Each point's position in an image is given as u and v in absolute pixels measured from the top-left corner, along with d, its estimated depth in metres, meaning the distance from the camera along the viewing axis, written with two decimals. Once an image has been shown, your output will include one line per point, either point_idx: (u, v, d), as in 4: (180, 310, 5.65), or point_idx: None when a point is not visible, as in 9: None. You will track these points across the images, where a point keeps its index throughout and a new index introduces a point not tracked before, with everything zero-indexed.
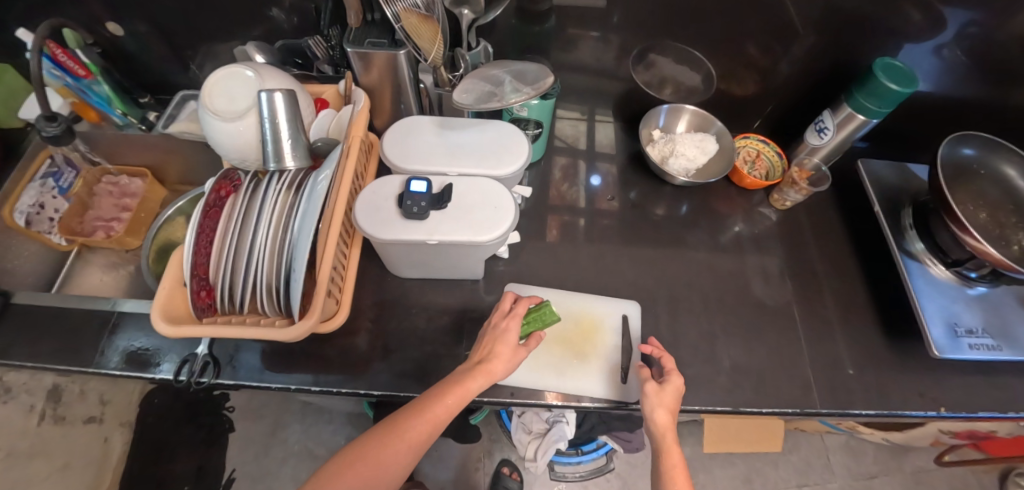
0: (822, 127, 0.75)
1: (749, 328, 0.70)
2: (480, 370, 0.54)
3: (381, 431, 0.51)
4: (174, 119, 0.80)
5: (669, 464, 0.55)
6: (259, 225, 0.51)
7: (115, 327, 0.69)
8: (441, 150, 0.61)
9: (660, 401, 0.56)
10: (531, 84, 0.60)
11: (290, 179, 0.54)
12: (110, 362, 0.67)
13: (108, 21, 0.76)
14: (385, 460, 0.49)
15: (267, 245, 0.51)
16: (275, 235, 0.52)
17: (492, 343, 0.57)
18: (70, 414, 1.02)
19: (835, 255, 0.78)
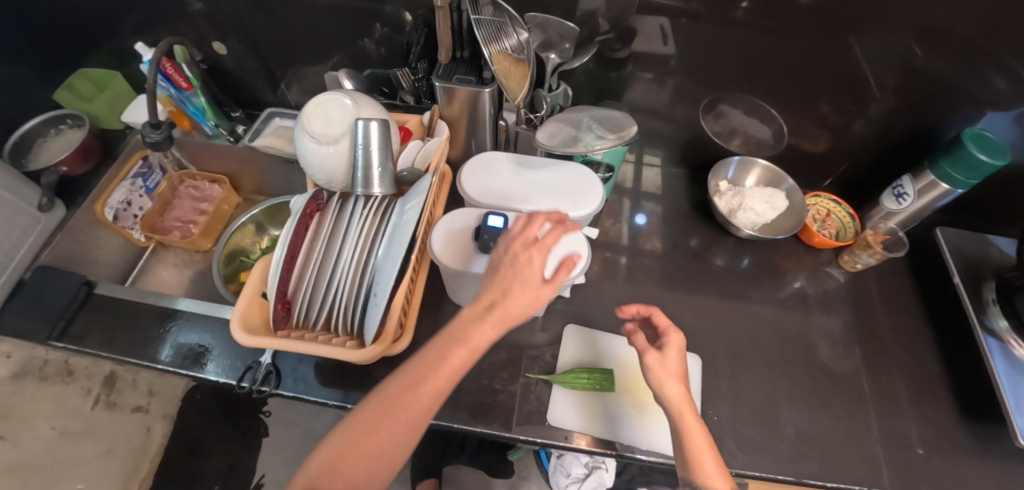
0: (901, 193, 0.72)
1: (814, 394, 0.67)
2: (492, 320, 0.47)
3: (390, 396, 0.48)
4: (259, 133, 0.85)
5: (691, 445, 0.51)
6: (345, 247, 0.53)
7: (179, 325, 0.72)
8: (517, 187, 0.63)
9: (668, 370, 0.54)
10: (616, 131, 0.61)
11: (376, 204, 0.56)
12: (164, 359, 0.69)
13: (213, 40, 0.82)
14: (387, 435, 0.47)
15: (351, 266, 0.53)
16: (359, 260, 0.53)
17: (508, 283, 0.48)
18: (121, 401, 1.04)
19: (906, 326, 0.74)
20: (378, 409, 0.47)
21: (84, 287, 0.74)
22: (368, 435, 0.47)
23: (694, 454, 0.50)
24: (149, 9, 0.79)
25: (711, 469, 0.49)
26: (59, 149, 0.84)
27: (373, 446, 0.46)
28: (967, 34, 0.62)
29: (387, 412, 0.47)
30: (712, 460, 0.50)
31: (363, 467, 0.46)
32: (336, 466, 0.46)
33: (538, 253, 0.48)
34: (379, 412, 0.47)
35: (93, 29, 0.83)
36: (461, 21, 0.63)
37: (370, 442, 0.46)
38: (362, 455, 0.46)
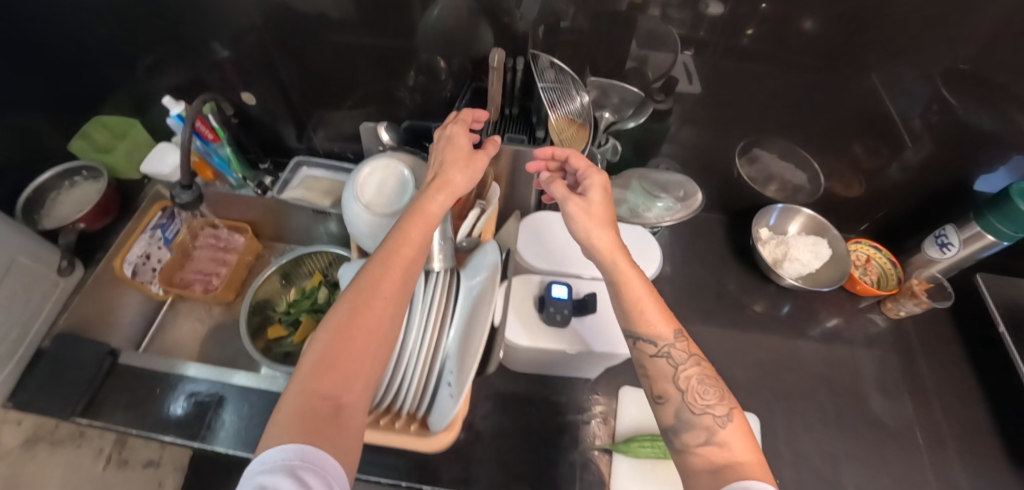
0: (945, 243, 0.72)
1: (870, 450, 0.66)
2: (441, 188, 0.50)
3: (365, 279, 0.45)
4: (288, 184, 0.83)
5: (630, 295, 0.48)
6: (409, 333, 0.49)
7: (189, 393, 0.69)
8: (572, 251, 0.62)
9: (596, 217, 0.51)
10: (662, 196, 0.65)
11: (442, 283, 0.52)
12: (176, 409, 0.67)
13: (242, 90, 0.81)
14: (373, 316, 0.43)
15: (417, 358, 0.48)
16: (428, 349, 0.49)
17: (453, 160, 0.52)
18: (132, 457, 0.96)
19: (953, 373, 0.74)
20: (353, 296, 0.43)
21: (109, 357, 0.70)
22: (353, 322, 0.42)
23: (634, 306, 0.48)
24: (177, 60, 0.77)
25: (651, 314, 0.47)
26: (75, 204, 0.80)
27: (359, 330, 0.42)
28: (1008, 88, 0.64)
29: (363, 294, 0.43)
30: (651, 303, 0.47)
31: (358, 354, 0.41)
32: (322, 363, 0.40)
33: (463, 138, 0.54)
34: (356, 296, 0.43)
35: (116, 77, 0.80)
36: (514, 80, 0.63)
37: (358, 331, 0.42)
38: (351, 345, 0.41)
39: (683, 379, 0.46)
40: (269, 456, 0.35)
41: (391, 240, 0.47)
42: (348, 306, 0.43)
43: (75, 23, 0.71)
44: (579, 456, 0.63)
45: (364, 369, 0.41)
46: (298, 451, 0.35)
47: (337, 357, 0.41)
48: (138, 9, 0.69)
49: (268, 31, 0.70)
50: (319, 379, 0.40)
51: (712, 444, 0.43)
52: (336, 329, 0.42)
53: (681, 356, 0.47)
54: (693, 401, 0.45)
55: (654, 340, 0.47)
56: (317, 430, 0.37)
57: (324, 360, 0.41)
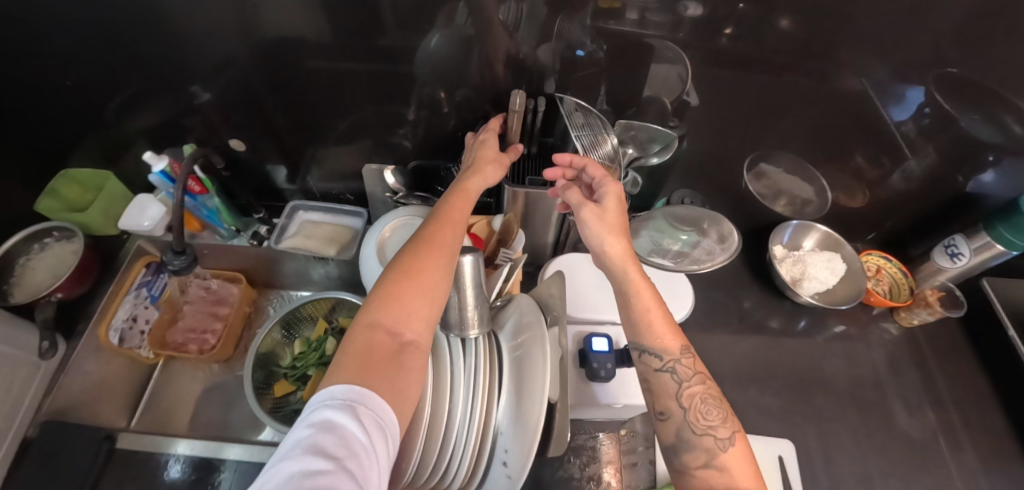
0: (956, 252, 0.74)
1: (900, 465, 0.68)
2: (477, 170, 0.55)
3: (417, 237, 0.48)
4: (285, 231, 0.78)
5: (639, 307, 0.47)
6: (459, 415, 0.46)
7: (181, 471, 0.66)
8: (606, 295, 0.61)
9: (607, 225, 0.50)
10: (694, 233, 0.70)
11: (483, 351, 0.49)
12: (171, 476, 0.65)
13: (229, 135, 0.75)
14: (428, 264, 0.46)
15: (469, 439, 0.46)
16: (479, 433, 0.46)
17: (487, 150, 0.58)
18: None
19: (966, 377, 0.77)
20: (412, 246, 0.47)
21: (106, 442, 0.66)
22: (413, 268, 0.45)
23: (643, 322, 0.47)
24: (158, 107, 0.71)
25: (659, 329, 0.46)
26: (48, 270, 0.72)
27: (417, 274, 0.45)
28: (1009, 101, 0.65)
29: (422, 246, 0.47)
30: (660, 319, 0.46)
31: (415, 297, 0.44)
32: (386, 304, 0.43)
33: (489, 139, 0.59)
34: (414, 248, 0.47)
35: (89, 127, 0.74)
36: (533, 120, 0.61)
37: (418, 276, 0.45)
38: (410, 288, 0.44)
39: (686, 397, 0.44)
40: (336, 389, 0.38)
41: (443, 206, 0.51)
42: (406, 256, 0.46)
43: (43, 73, 0.66)
44: None
45: (421, 310, 0.44)
46: (360, 390, 0.38)
47: (399, 299, 0.43)
48: (116, 57, 0.63)
49: (261, 74, 0.66)
50: (383, 318, 0.42)
51: (712, 468, 0.41)
52: (399, 273, 0.45)
53: (686, 373, 0.45)
54: (695, 420, 0.44)
55: (660, 354, 0.45)
56: (381, 367, 0.40)
57: (385, 300, 0.43)
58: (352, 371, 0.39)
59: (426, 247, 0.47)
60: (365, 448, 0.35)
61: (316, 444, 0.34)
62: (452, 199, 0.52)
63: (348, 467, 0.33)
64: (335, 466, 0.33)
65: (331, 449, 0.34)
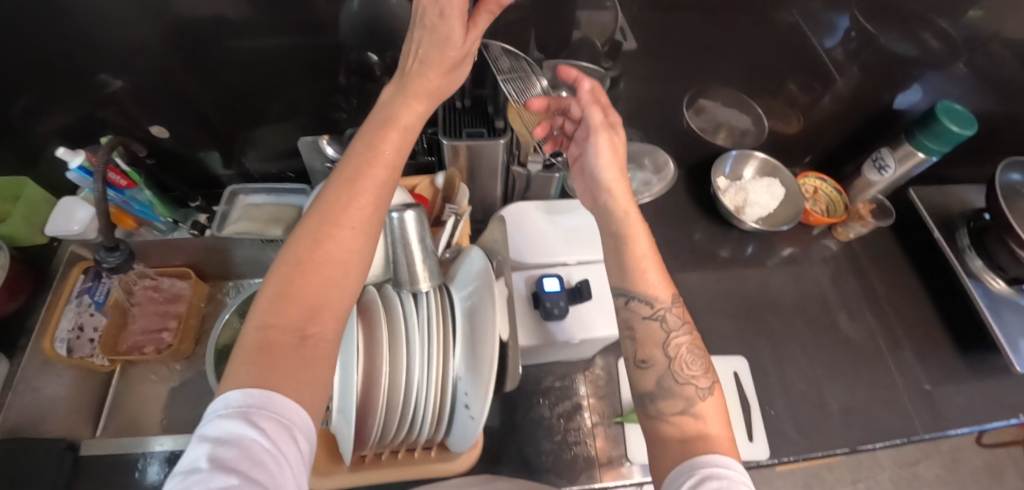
0: (882, 165, 0.79)
1: (845, 366, 0.73)
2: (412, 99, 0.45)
3: (326, 201, 0.41)
4: (225, 218, 0.75)
5: (633, 247, 0.47)
6: (417, 364, 0.47)
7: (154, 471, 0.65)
8: (553, 238, 0.60)
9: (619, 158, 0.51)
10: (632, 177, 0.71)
11: (438, 301, 0.50)
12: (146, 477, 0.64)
13: (150, 124, 0.71)
14: (338, 246, 0.39)
15: (429, 385, 0.47)
16: (438, 378, 0.47)
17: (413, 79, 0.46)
18: None
19: (898, 279, 0.83)
20: (313, 223, 0.39)
21: (70, 452, 0.64)
22: (319, 250, 0.38)
23: (637, 266, 0.46)
24: (64, 102, 0.66)
25: (653, 276, 0.46)
26: None
27: (324, 254, 0.39)
28: (920, 13, 0.68)
29: (330, 224, 0.39)
30: (655, 267, 0.45)
31: (323, 282, 0.38)
32: (287, 300, 0.36)
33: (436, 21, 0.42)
34: (321, 221, 0.40)
35: None
36: None
37: (324, 260, 0.38)
38: (317, 275, 0.38)
39: (673, 347, 0.44)
40: (233, 397, 0.32)
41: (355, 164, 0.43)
42: (308, 235, 0.39)
43: None
44: (594, 437, 0.64)
45: (330, 297, 0.38)
46: (260, 394, 0.32)
47: (302, 295, 0.37)
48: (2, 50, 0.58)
49: (171, 53, 0.61)
50: (282, 318, 0.36)
51: (688, 415, 0.40)
52: (298, 263, 0.38)
53: (674, 321, 0.45)
54: (678, 370, 0.43)
55: (652, 301, 0.45)
56: (287, 370, 0.34)
57: (286, 287, 0.37)
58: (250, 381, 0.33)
59: (332, 226, 0.39)
60: (271, 454, 0.31)
61: (213, 461, 0.29)
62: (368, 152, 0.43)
63: (255, 480, 0.29)
64: (242, 480, 0.29)
65: (231, 464, 0.29)
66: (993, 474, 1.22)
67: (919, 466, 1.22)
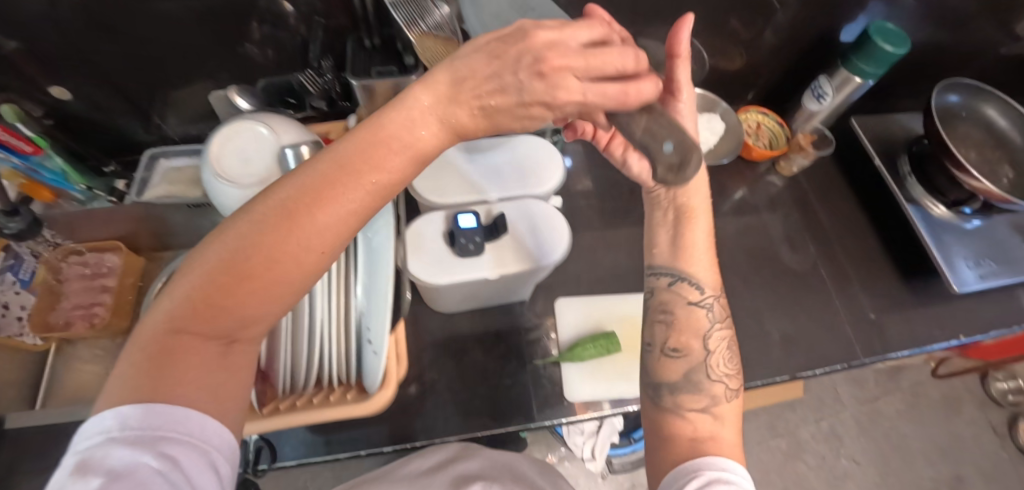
0: (821, 93, 0.77)
1: (788, 298, 0.73)
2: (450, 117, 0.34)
3: (293, 206, 0.31)
4: (146, 184, 0.72)
5: (693, 234, 0.49)
6: (316, 300, 0.45)
7: None
8: (475, 176, 0.58)
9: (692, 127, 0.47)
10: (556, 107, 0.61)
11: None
12: None
13: (50, 85, 0.64)
14: (292, 267, 0.32)
15: (330, 321, 0.45)
16: (339, 314, 0.46)
17: (463, 93, 0.33)
18: None
19: (842, 211, 0.82)
20: (271, 229, 0.31)
21: None
22: (269, 268, 0.31)
23: (690, 248, 0.48)
24: None
25: (701, 263, 0.48)
26: None
27: (272, 273, 0.31)
28: None
29: (281, 237, 0.31)
30: (708, 257, 0.48)
31: (260, 301, 0.32)
32: (208, 304, 0.31)
33: (518, 105, 0.33)
34: (280, 230, 0.31)
35: None
36: (363, 5, 0.58)
37: (273, 279, 0.32)
38: (253, 293, 0.31)
39: (715, 341, 0.47)
40: (128, 413, 0.28)
41: (346, 171, 0.32)
42: (257, 240, 0.31)
43: None
44: (532, 377, 0.63)
45: (267, 311, 0.33)
46: (163, 413, 0.29)
47: (230, 308, 0.31)
48: None
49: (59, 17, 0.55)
50: (196, 325, 0.31)
51: (709, 412, 0.44)
52: (229, 270, 0.31)
53: (717, 314, 0.48)
54: (712, 366, 0.46)
55: (704, 290, 0.47)
56: (188, 379, 0.31)
57: (213, 293, 0.31)
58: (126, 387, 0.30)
59: (286, 239, 0.31)
60: (170, 483, 0.28)
61: None
62: (365, 160, 0.32)
63: None
64: None
65: None
66: (948, 403, 1.26)
67: (878, 401, 1.25)
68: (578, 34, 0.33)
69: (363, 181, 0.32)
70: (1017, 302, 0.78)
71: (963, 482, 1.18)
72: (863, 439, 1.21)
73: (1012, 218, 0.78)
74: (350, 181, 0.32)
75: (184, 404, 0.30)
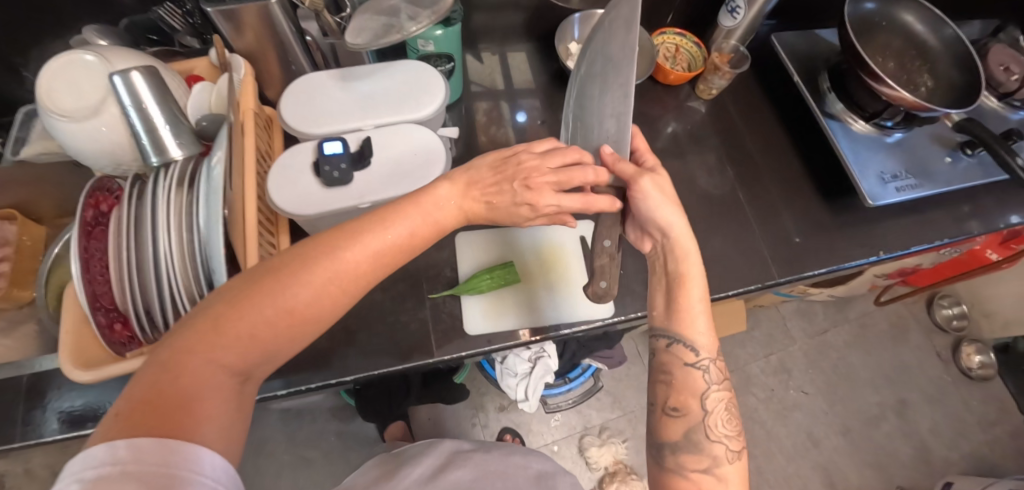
0: (733, 8, 0.74)
1: (703, 224, 0.74)
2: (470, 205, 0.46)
3: (339, 256, 0.39)
4: (26, 142, 0.65)
5: (681, 294, 0.48)
6: (157, 235, 0.45)
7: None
8: (348, 103, 0.56)
9: (668, 196, 0.48)
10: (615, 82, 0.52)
11: (178, 174, 0.47)
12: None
13: None
14: (322, 308, 0.39)
15: (174, 256, 0.45)
16: (182, 249, 0.45)
17: (476, 195, 0.46)
18: None
19: (767, 135, 0.80)
20: (311, 271, 0.38)
21: None
22: (303, 305, 0.37)
23: (686, 308, 0.47)
24: None
25: (701, 325, 0.47)
26: None
27: (301, 309, 0.38)
28: None
29: (328, 279, 0.38)
30: (705, 316, 0.47)
31: (282, 334, 0.38)
32: (242, 332, 0.36)
33: (511, 204, 0.46)
34: (320, 273, 0.38)
35: None
36: None
37: (301, 314, 0.38)
38: (278, 328, 0.37)
39: (712, 401, 0.46)
40: (144, 446, 0.30)
41: (386, 228, 0.41)
42: (297, 279, 0.37)
43: None
44: (435, 313, 0.62)
45: (281, 346, 0.39)
46: (178, 450, 0.31)
47: (262, 340, 0.37)
48: None
49: None
50: (219, 347, 0.35)
51: (709, 473, 0.44)
52: (268, 305, 0.36)
53: (714, 375, 0.47)
54: (711, 426, 0.46)
55: (699, 350, 0.46)
56: (202, 412, 0.34)
57: (246, 319, 0.36)
58: (131, 418, 0.31)
59: (324, 280, 0.38)
60: None
61: None
62: (403, 224, 0.42)
63: None
64: None
65: None
66: (895, 331, 1.28)
67: (826, 334, 1.27)
68: (551, 160, 0.46)
69: (395, 245, 0.41)
70: (939, 216, 0.78)
71: (907, 405, 1.22)
72: (811, 370, 1.24)
73: (934, 130, 0.75)
74: (388, 244, 0.41)
75: (200, 442, 0.33)
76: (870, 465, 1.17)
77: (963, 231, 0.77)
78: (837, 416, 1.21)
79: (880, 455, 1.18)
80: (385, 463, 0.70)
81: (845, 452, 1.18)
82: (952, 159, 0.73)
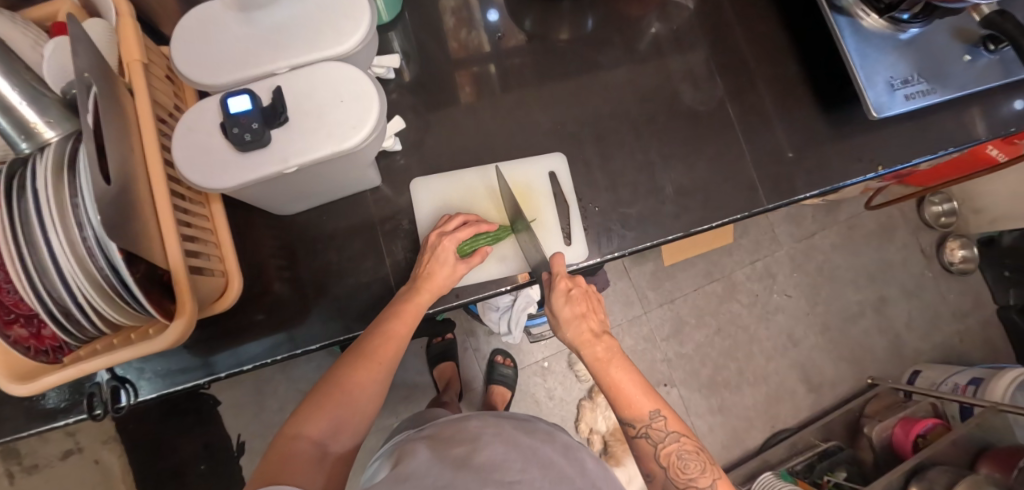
0: None
1: (688, 146, 0.67)
2: (426, 282, 0.56)
3: (362, 344, 0.54)
4: None
5: (609, 380, 0.56)
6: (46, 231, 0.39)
7: None
8: (255, 41, 0.47)
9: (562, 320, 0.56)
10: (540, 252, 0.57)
11: (55, 157, 0.39)
12: None
13: None
14: (363, 381, 0.53)
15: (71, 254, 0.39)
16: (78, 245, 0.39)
17: (427, 286, 0.56)
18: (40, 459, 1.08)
19: (762, 30, 0.70)
20: (350, 359, 0.53)
21: None
22: (349, 383, 0.52)
23: (617, 391, 0.55)
24: None
25: (632, 399, 0.55)
26: None
27: (350, 386, 0.52)
28: None
29: (360, 361, 0.53)
30: (628, 386, 0.55)
31: (341, 409, 0.51)
32: (314, 413, 0.50)
33: (443, 270, 0.57)
34: (356, 360, 0.53)
35: None
36: None
37: (352, 390, 0.52)
38: (338, 405, 0.51)
39: (665, 457, 0.55)
40: None
41: (384, 321, 0.55)
42: (345, 369, 0.53)
43: None
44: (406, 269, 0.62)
45: (349, 418, 0.52)
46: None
47: (333, 414, 0.51)
48: None
49: None
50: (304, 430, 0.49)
51: None
52: (330, 387, 0.52)
53: (659, 434, 0.55)
54: (677, 475, 0.54)
55: (634, 423, 0.55)
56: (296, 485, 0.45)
57: (319, 403, 0.51)
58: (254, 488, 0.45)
59: (360, 364, 0.53)
60: None
61: None
62: (399, 313, 0.55)
63: None
64: None
65: None
66: (882, 228, 1.27)
67: (814, 237, 1.26)
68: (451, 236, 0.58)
69: (395, 332, 0.54)
70: (944, 121, 0.71)
71: (886, 301, 1.25)
72: (796, 274, 1.25)
73: (956, 20, 0.64)
74: (388, 334, 0.54)
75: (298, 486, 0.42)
76: (844, 359, 1.23)
77: (973, 137, 0.71)
78: (816, 316, 1.24)
79: (856, 350, 1.23)
80: (437, 437, 0.70)
81: (822, 349, 1.23)
82: (971, 57, 0.64)
